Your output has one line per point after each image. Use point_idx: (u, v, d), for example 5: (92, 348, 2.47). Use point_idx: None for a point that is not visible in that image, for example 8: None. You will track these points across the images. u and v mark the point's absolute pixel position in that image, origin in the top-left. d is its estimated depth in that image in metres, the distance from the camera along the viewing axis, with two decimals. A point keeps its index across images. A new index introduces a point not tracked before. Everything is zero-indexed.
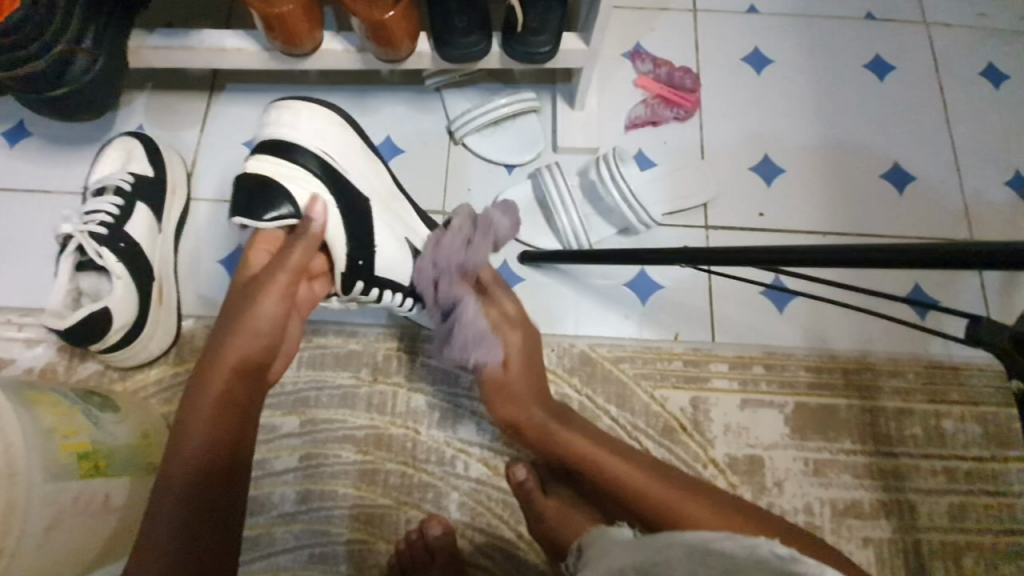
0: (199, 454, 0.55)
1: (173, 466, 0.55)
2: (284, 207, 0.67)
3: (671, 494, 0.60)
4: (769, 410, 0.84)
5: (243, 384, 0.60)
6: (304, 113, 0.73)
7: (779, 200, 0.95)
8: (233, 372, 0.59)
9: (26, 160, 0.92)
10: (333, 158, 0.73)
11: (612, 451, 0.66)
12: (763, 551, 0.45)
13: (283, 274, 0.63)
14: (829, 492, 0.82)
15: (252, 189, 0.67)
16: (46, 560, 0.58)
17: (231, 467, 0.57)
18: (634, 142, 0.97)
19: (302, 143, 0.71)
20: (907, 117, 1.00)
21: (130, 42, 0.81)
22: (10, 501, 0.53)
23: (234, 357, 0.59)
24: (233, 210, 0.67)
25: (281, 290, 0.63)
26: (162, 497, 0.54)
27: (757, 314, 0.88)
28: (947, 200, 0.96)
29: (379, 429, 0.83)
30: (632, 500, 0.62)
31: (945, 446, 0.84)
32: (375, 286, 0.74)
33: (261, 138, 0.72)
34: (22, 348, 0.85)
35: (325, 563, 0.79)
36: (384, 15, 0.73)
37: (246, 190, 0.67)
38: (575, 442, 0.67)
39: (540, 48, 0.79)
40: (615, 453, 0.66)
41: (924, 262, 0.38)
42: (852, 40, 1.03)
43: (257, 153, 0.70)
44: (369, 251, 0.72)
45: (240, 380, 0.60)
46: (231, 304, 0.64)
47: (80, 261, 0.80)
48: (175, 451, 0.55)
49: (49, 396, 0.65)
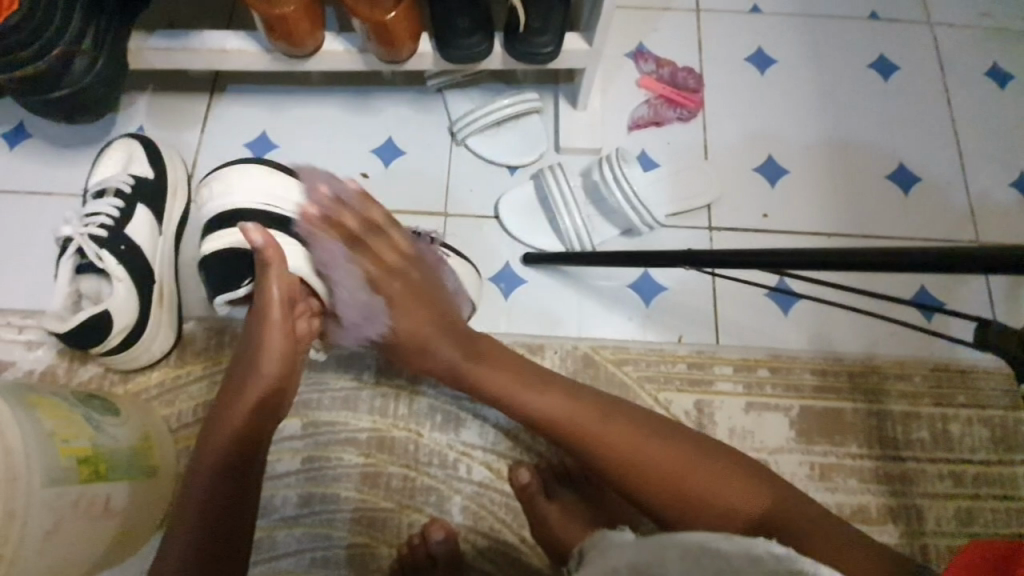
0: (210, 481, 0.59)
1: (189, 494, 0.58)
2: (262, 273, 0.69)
3: (662, 455, 0.61)
4: (775, 414, 0.84)
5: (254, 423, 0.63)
6: (226, 180, 0.73)
7: (783, 201, 0.94)
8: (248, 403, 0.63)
9: (27, 161, 0.92)
10: (277, 204, 0.71)
11: (540, 386, 0.68)
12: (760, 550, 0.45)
13: (274, 315, 0.64)
14: (834, 496, 0.81)
15: (221, 268, 0.70)
16: (45, 567, 0.57)
17: (239, 501, 0.59)
18: (637, 143, 0.96)
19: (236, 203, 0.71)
20: (912, 118, 1.00)
21: (131, 43, 0.81)
22: (10, 507, 0.52)
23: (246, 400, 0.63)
24: (216, 290, 0.70)
25: (275, 332, 0.64)
26: (176, 527, 0.57)
27: (762, 316, 0.87)
28: (952, 201, 0.96)
29: (381, 432, 0.82)
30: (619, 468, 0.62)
31: (952, 449, 0.83)
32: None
33: (207, 216, 0.74)
34: (23, 350, 0.84)
35: (327, 567, 0.78)
36: (386, 15, 0.73)
37: (217, 270, 0.70)
38: (514, 393, 0.68)
39: (543, 48, 0.79)
40: (537, 385, 0.68)
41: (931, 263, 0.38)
42: (856, 40, 1.03)
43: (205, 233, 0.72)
44: None
45: (251, 422, 0.63)
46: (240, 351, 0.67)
47: (80, 264, 0.80)
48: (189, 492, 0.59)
49: (49, 400, 0.64)
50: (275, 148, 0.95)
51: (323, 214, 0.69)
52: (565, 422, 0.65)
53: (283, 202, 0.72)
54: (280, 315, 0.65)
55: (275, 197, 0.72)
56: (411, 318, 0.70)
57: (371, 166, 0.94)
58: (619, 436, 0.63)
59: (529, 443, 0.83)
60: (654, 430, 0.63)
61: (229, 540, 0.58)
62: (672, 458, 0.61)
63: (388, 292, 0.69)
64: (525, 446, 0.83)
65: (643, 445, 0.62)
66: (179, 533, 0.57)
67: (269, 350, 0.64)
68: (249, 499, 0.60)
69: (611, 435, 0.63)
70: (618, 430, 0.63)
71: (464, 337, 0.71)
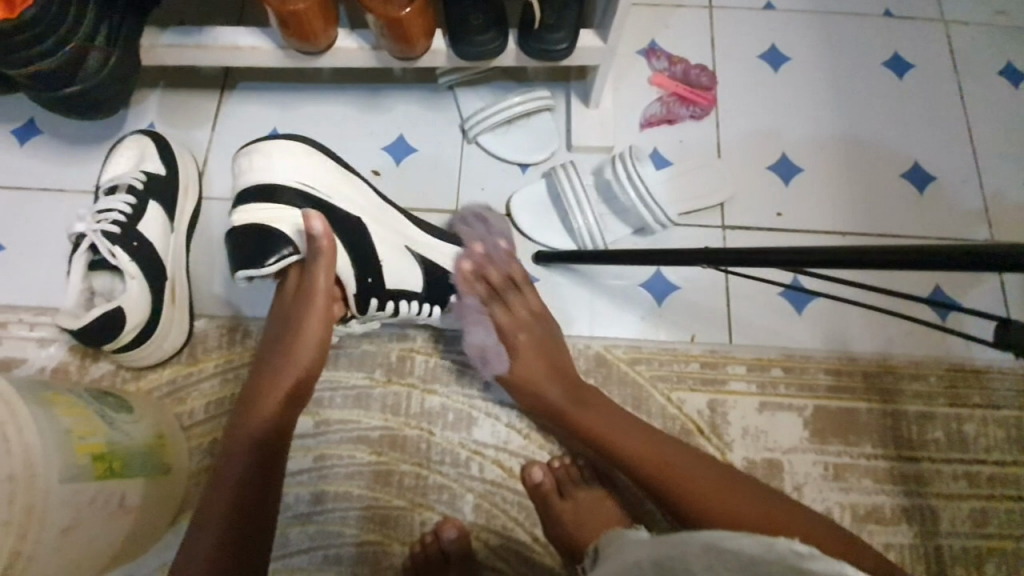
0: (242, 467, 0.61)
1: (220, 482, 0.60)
2: (284, 247, 0.68)
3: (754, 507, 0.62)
4: (788, 413, 0.83)
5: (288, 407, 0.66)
6: (268, 153, 0.71)
7: (797, 200, 0.94)
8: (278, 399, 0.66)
9: (38, 157, 0.92)
10: (314, 186, 0.72)
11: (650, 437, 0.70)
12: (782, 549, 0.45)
13: (316, 303, 0.68)
14: (849, 496, 0.81)
15: (252, 242, 0.68)
16: (61, 564, 0.57)
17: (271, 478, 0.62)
18: (649, 141, 0.96)
19: (276, 181, 0.70)
20: (925, 116, 0.99)
21: (143, 40, 0.81)
22: (28, 503, 0.52)
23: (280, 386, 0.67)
24: (235, 261, 0.69)
25: (315, 318, 0.68)
26: (205, 515, 0.59)
27: (775, 315, 0.87)
28: (967, 200, 0.95)
29: (392, 430, 0.82)
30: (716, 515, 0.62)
31: (967, 450, 0.82)
32: (389, 301, 0.76)
33: (240, 189, 0.72)
34: (35, 347, 0.85)
35: (339, 565, 0.78)
36: (400, 12, 0.72)
37: (242, 243, 0.68)
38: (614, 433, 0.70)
39: (557, 45, 0.78)
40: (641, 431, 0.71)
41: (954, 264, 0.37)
42: (870, 37, 1.02)
43: (241, 204, 0.70)
44: (375, 268, 0.75)
45: (286, 405, 0.66)
46: (275, 336, 0.70)
47: (93, 260, 0.80)
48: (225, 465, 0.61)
49: (64, 396, 0.64)
50: None
51: (475, 268, 0.80)
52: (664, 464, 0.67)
53: (317, 184, 0.73)
54: (324, 304, 0.68)
55: (310, 177, 0.72)
56: (527, 363, 0.76)
57: (382, 163, 0.94)
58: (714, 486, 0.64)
59: (541, 442, 0.83)
60: (708, 463, 0.67)
61: (260, 515, 0.60)
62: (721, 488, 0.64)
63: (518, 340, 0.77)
64: (537, 445, 0.82)
65: (695, 474, 0.66)
66: (209, 519, 0.58)
67: (308, 337, 0.68)
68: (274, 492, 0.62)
69: (676, 463, 0.67)
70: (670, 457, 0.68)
71: (570, 378, 0.76)
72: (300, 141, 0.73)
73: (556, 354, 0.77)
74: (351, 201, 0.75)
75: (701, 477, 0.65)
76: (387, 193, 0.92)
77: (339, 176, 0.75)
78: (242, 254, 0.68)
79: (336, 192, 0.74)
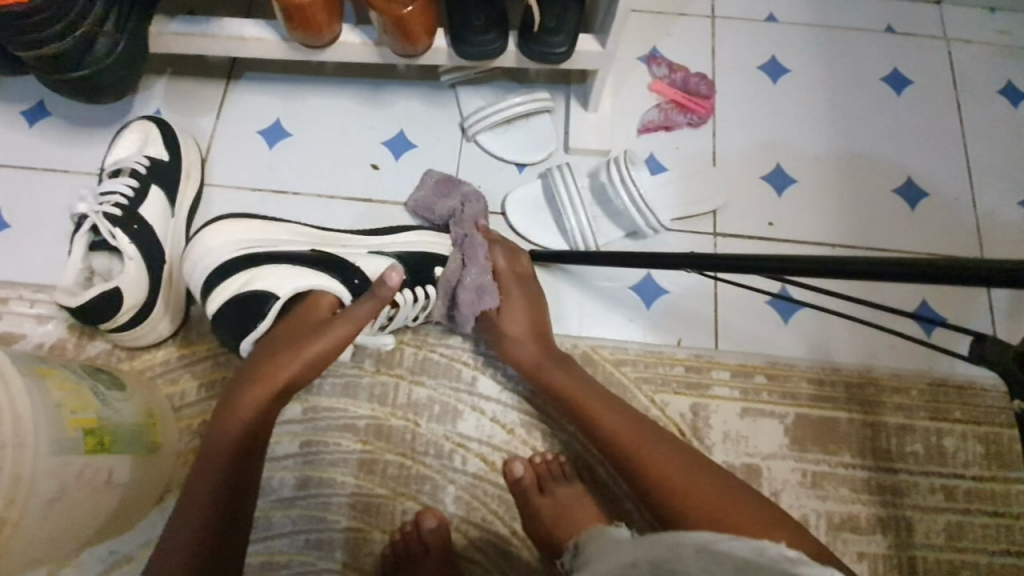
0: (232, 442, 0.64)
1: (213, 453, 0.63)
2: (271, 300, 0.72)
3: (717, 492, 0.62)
4: (770, 420, 0.84)
5: (271, 407, 0.67)
6: (204, 242, 0.75)
7: (790, 210, 0.95)
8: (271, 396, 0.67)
9: (44, 139, 0.94)
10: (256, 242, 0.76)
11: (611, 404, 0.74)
12: (773, 555, 0.47)
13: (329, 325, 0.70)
14: (825, 504, 0.82)
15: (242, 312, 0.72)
16: (45, 532, 0.59)
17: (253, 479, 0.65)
18: (646, 146, 0.97)
19: (225, 257, 0.74)
20: (921, 132, 1.00)
21: (152, 27, 0.82)
22: (16, 473, 0.54)
23: (269, 382, 0.67)
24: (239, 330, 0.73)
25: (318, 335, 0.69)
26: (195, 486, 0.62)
27: (761, 323, 0.88)
28: (959, 217, 0.96)
29: (379, 420, 0.84)
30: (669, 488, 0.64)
31: (945, 463, 0.83)
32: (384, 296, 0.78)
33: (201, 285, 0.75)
34: (33, 324, 0.86)
35: (320, 550, 0.80)
36: (402, 10, 0.74)
37: (234, 314, 0.72)
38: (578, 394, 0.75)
39: (556, 49, 0.79)
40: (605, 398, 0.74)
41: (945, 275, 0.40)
42: (871, 52, 1.03)
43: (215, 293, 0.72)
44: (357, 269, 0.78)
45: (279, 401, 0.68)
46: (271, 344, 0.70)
47: (92, 241, 0.81)
48: (207, 461, 0.63)
49: (57, 371, 0.66)
50: (289, 136, 0.96)
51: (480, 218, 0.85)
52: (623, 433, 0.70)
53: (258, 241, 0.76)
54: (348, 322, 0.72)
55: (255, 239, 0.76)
56: (512, 315, 0.80)
57: (381, 158, 0.95)
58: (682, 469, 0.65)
59: (525, 438, 0.84)
60: (668, 440, 0.69)
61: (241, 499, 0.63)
62: (672, 463, 0.66)
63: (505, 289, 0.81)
64: (521, 440, 0.84)
65: (660, 448, 0.68)
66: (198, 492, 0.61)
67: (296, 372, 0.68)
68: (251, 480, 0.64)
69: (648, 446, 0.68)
70: (641, 434, 0.70)
71: (552, 350, 0.80)
72: (222, 218, 0.77)
73: (537, 319, 0.81)
74: (295, 240, 0.79)
75: (664, 454, 0.67)
76: (385, 187, 0.94)
77: (273, 228, 0.79)
78: (240, 321, 0.73)
79: (277, 239, 0.78)
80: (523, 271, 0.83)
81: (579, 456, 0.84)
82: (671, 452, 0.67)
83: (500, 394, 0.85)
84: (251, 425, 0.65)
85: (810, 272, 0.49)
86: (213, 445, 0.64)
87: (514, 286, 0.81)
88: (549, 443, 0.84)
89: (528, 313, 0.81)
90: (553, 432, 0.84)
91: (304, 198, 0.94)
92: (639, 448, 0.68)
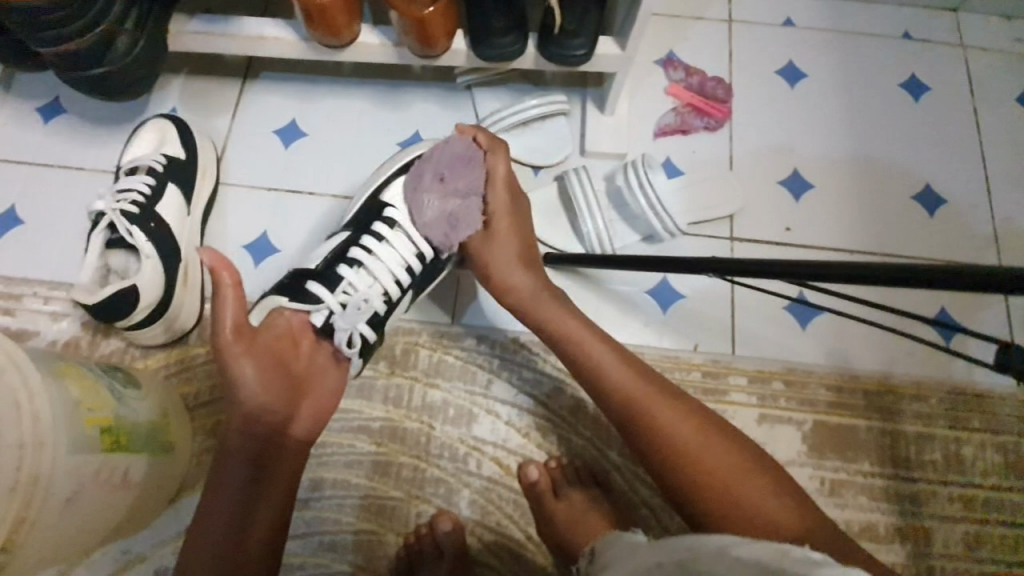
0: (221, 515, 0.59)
1: (206, 532, 0.59)
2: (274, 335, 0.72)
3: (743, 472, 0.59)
4: (787, 427, 0.84)
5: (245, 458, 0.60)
6: None
7: (807, 216, 0.94)
8: (238, 452, 0.60)
9: (61, 136, 0.94)
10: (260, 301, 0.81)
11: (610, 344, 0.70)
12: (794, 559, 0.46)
13: (223, 344, 0.58)
14: (843, 512, 0.81)
15: None
16: (61, 530, 0.58)
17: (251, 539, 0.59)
18: (662, 150, 0.96)
19: None
20: (938, 138, 0.99)
21: (171, 26, 0.82)
22: (35, 471, 0.54)
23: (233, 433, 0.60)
24: None
25: (247, 356, 0.60)
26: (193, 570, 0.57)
27: (779, 328, 0.87)
28: (976, 224, 0.95)
29: (394, 422, 0.83)
30: (686, 468, 0.60)
31: (965, 472, 0.82)
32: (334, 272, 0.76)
33: None
34: (48, 321, 0.86)
35: (333, 552, 0.79)
36: (423, 11, 0.74)
37: None
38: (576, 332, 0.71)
39: (576, 51, 0.79)
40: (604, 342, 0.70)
41: (956, 282, 0.40)
42: (888, 58, 1.03)
43: None
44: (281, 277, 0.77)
45: (251, 448, 0.60)
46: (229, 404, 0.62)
47: (108, 239, 0.81)
48: (204, 541, 0.58)
49: (75, 368, 0.66)
50: (304, 136, 0.96)
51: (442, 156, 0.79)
52: (631, 372, 0.67)
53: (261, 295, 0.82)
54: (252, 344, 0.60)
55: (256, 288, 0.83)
56: (497, 239, 0.75)
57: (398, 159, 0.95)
58: (703, 444, 0.61)
59: (539, 442, 0.83)
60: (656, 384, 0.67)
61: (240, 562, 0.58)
62: (696, 436, 0.62)
63: (497, 199, 0.75)
64: (536, 443, 0.83)
65: (672, 413, 0.64)
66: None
67: (245, 407, 0.60)
68: (247, 537, 0.59)
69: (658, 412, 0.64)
70: (648, 391, 0.66)
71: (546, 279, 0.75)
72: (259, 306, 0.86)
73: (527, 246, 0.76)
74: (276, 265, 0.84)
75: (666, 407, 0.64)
76: None
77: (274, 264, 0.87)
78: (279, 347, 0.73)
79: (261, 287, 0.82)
80: (511, 179, 0.76)
81: (595, 460, 0.83)
82: (667, 401, 0.65)
83: (514, 397, 0.84)
84: (236, 486, 0.59)
85: (846, 277, 0.47)
86: (207, 522, 0.59)
87: (503, 192, 0.75)
88: (564, 448, 0.83)
89: (518, 229, 0.76)
90: (568, 437, 0.83)
91: (320, 199, 0.93)
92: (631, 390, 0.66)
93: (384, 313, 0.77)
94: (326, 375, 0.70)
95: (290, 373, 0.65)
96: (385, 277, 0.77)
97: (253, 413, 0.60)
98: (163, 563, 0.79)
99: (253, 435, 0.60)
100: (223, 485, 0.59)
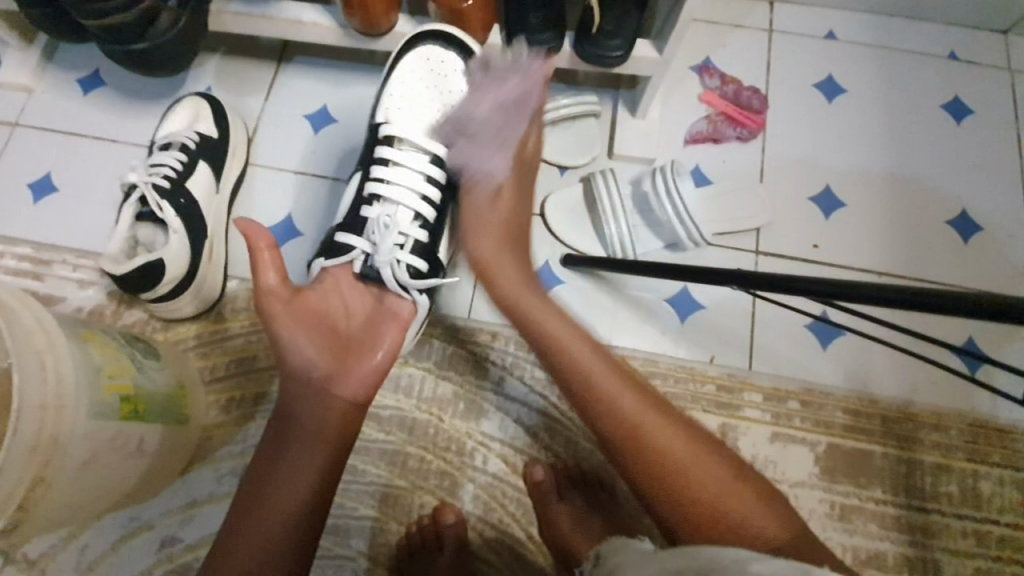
0: (269, 470, 0.59)
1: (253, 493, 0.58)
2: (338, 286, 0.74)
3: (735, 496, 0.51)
4: (801, 447, 0.82)
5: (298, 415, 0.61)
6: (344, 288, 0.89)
7: (836, 234, 0.92)
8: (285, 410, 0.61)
9: (98, 108, 0.96)
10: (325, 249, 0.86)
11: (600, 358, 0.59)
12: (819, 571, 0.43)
13: (265, 304, 0.63)
14: (851, 539, 0.79)
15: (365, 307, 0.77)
16: (73, 492, 0.60)
17: (285, 496, 0.57)
18: (691, 158, 0.95)
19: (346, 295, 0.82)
20: (978, 163, 0.96)
21: (212, 6, 0.84)
22: (56, 433, 0.55)
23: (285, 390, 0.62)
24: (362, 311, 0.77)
25: (288, 310, 0.63)
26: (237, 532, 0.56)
27: (798, 346, 0.86)
28: (1012, 254, 0.92)
29: (404, 413, 0.83)
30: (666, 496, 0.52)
31: (981, 508, 0.80)
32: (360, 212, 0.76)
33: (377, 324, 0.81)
34: (74, 288, 0.88)
35: (336, 535, 0.80)
36: (463, 4, 0.76)
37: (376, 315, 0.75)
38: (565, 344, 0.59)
39: (611, 52, 0.78)
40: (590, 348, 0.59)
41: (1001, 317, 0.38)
42: (931, 78, 1.00)
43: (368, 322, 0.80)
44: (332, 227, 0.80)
45: (299, 406, 0.61)
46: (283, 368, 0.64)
47: (139, 212, 0.83)
48: (247, 504, 0.57)
49: (98, 336, 0.67)
50: (334, 122, 0.97)
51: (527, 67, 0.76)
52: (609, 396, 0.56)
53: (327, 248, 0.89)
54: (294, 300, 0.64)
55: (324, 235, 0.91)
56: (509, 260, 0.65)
57: None
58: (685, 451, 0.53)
59: (547, 442, 0.83)
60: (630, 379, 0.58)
61: (275, 519, 0.56)
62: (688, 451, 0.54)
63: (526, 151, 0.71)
64: (543, 444, 0.83)
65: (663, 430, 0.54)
66: (237, 538, 0.56)
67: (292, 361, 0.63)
68: (285, 491, 0.57)
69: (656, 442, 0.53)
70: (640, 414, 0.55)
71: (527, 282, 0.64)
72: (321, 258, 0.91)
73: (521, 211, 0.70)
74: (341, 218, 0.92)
75: (614, 379, 0.57)
76: None
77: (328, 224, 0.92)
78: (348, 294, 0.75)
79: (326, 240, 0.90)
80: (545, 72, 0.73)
81: (602, 466, 0.82)
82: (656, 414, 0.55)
83: (525, 397, 0.84)
84: (282, 443, 0.60)
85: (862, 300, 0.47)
86: (255, 482, 0.58)
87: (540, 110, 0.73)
88: (571, 451, 0.83)
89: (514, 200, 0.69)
90: (576, 441, 0.83)
91: (346, 186, 0.94)
92: (595, 373, 0.57)
93: (426, 239, 0.76)
94: (381, 329, 0.71)
95: (344, 332, 0.68)
96: (407, 198, 0.75)
97: (303, 368, 0.63)
98: (169, 532, 0.81)
99: (303, 389, 0.62)
100: (274, 441, 0.60)
